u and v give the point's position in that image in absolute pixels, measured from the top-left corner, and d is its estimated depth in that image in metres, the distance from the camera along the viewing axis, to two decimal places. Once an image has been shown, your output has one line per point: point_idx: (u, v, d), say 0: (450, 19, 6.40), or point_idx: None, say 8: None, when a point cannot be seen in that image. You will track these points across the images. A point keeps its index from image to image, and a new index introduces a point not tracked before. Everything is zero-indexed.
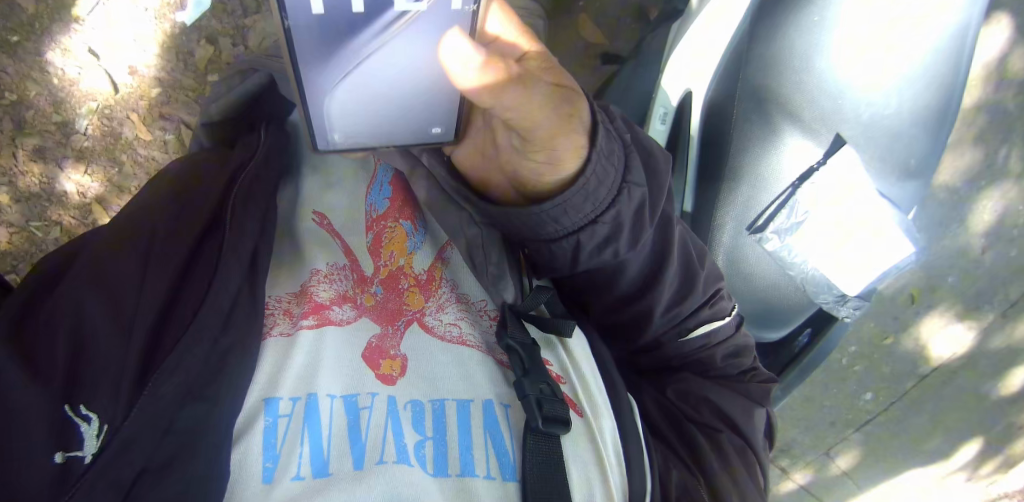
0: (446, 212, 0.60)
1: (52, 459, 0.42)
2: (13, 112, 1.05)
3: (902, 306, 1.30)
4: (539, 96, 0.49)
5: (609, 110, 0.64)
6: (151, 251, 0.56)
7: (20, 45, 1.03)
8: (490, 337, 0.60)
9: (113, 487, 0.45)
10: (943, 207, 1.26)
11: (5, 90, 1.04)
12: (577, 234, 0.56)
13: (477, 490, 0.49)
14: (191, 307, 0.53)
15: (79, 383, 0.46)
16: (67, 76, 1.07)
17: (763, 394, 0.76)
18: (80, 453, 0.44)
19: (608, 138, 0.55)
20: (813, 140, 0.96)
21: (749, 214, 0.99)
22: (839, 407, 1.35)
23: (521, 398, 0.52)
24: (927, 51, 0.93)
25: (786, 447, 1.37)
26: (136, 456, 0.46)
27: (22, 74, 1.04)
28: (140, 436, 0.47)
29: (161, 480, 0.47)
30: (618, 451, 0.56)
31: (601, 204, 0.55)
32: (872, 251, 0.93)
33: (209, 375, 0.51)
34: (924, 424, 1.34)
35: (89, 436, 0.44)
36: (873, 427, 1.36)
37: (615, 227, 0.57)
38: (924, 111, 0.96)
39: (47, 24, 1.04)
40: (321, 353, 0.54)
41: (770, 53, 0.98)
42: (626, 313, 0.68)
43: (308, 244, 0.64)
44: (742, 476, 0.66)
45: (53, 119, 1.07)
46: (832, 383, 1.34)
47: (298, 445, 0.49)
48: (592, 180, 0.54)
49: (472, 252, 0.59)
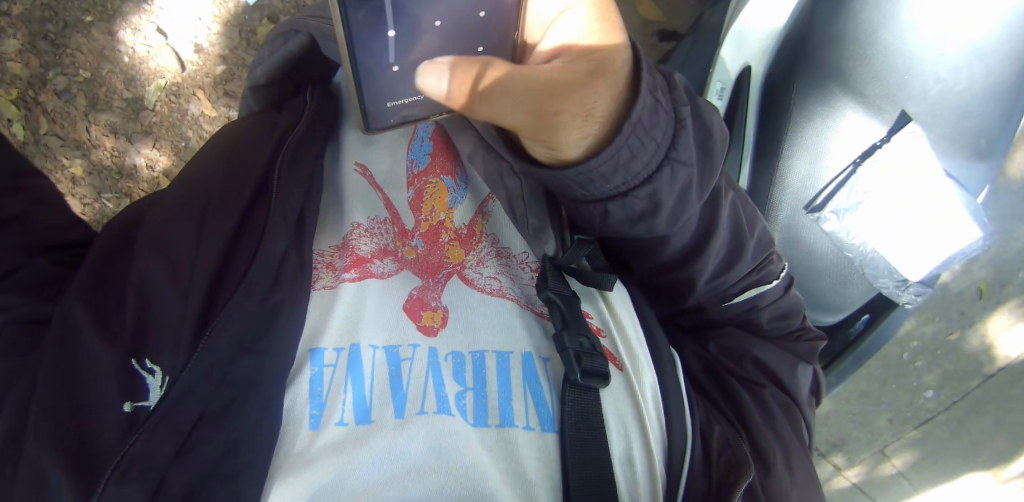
0: (485, 161, 0.60)
1: (121, 408, 0.50)
2: (87, 89, 1.10)
3: (969, 301, 1.23)
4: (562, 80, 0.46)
5: (671, 78, 0.56)
6: (209, 211, 0.59)
7: (93, 24, 1.09)
8: (530, 290, 0.60)
9: (173, 431, 0.48)
10: (1016, 197, 1.19)
11: (78, 67, 1.09)
12: (606, 202, 0.53)
13: (518, 439, 0.51)
14: (244, 265, 0.54)
15: (146, 343, 0.54)
16: (137, 54, 1.12)
17: (812, 351, 0.73)
18: (145, 402, 0.51)
19: (653, 112, 0.50)
20: (876, 116, 0.90)
21: (805, 195, 0.95)
22: (898, 404, 1.26)
23: (560, 351, 0.53)
24: (1003, 20, 0.84)
25: (840, 442, 1.28)
26: (193, 404, 0.49)
27: (95, 52, 1.10)
28: (197, 388, 0.49)
29: (218, 426, 0.50)
30: (659, 409, 0.56)
31: (635, 178, 0.51)
32: (936, 237, 0.89)
33: (259, 330, 0.53)
34: (990, 428, 1.25)
35: (154, 387, 0.52)
36: (933, 427, 1.26)
37: (651, 203, 0.53)
38: (1004, 87, 0.86)
39: (120, 5, 1.10)
40: (364, 302, 0.56)
41: (835, 21, 0.91)
42: (670, 277, 0.65)
43: (351, 197, 0.64)
44: (787, 434, 0.65)
45: (123, 95, 1.12)
46: (891, 379, 1.26)
47: (343, 392, 0.51)
48: (622, 155, 0.49)
49: (512, 204, 0.59)
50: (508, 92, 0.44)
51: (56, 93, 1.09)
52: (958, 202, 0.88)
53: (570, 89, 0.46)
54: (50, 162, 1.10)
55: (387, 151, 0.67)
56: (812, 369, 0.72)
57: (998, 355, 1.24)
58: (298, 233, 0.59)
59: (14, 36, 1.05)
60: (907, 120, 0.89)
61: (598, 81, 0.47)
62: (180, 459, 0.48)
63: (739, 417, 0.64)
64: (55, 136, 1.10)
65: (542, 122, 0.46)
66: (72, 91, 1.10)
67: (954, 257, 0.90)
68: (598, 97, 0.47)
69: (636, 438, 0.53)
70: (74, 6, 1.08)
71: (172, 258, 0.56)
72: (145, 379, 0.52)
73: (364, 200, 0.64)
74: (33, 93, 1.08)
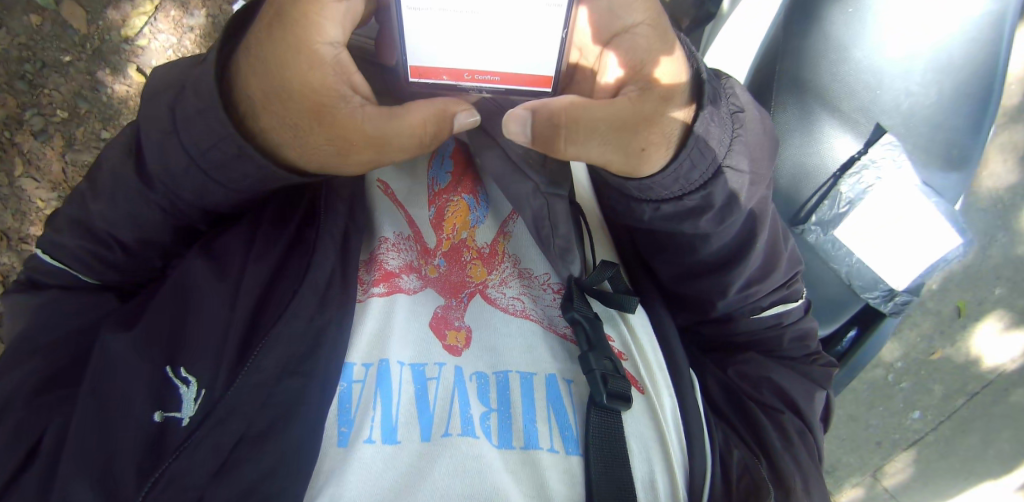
0: (511, 181, 0.59)
1: (151, 418, 0.49)
2: (65, 128, 1.04)
3: (949, 320, 1.26)
4: (597, 147, 0.51)
5: (722, 79, 0.61)
6: (257, 233, 0.57)
7: (71, 64, 1.03)
8: (553, 311, 0.60)
9: (214, 451, 0.48)
10: (987, 215, 1.23)
11: (54, 107, 1.03)
12: (659, 203, 0.56)
13: (544, 462, 0.51)
14: (290, 289, 0.53)
15: (181, 348, 0.52)
16: (117, 94, 1.06)
17: (825, 376, 0.74)
18: (178, 414, 0.49)
19: (714, 126, 0.54)
20: (852, 131, 0.91)
21: (793, 208, 0.96)
22: (887, 426, 1.28)
23: (586, 372, 0.53)
24: (955, 35, 0.85)
25: (831, 467, 1.29)
26: (233, 425, 0.49)
27: (72, 91, 1.04)
28: (236, 410, 0.49)
29: (257, 449, 0.49)
30: (679, 427, 0.57)
31: (691, 185, 0.54)
32: (910, 241, 0.92)
33: (305, 351, 0.52)
34: (975, 447, 1.26)
35: (187, 399, 0.50)
36: (921, 448, 1.27)
37: (704, 207, 0.56)
38: (967, 95, 0.87)
39: (99, 45, 1.04)
40: (392, 317, 0.55)
41: (806, 43, 0.91)
42: (702, 281, 0.65)
43: (375, 214, 0.62)
44: (805, 460, 0.66)
45: (100, 135, 1.06)
46: (876, 402, 1.27)
47: (372, 409, 0.51)
48: (683, 167, 0.53)
49: (538, 225, 0.59)
50: (600, 137, 0.51)
51: (32, 134, 1.03)
52: (933, 207, 0.91)
53: (651, 124, 0.51)
54: (24, 205, 1.04)
55: (408, 170, 0.65)
56: (824, 393, 0.74)
57: (983, 368, 1.26)
58: (345, 258, 0.57)
59: None
60: (882, 133, 0.90)
61: (674, 107, 0.52)
62: (218, 480, 0.48)
63: (757, 442, 0.65)
64: (30, 177, 1.04)
65: (629, 163, 0.52)
66: (48, 132, 1.03)
67: (937, 263, 0.93)
68: (675, 126, 0.52)
69: (659, 463, 0.54)
70: (53, 45, 1.02)
71: (215, 272, 0.55)
72: (179, 389, 0.50)
73: (386, 215, 0.61)
74: (8, 133, 1.02)
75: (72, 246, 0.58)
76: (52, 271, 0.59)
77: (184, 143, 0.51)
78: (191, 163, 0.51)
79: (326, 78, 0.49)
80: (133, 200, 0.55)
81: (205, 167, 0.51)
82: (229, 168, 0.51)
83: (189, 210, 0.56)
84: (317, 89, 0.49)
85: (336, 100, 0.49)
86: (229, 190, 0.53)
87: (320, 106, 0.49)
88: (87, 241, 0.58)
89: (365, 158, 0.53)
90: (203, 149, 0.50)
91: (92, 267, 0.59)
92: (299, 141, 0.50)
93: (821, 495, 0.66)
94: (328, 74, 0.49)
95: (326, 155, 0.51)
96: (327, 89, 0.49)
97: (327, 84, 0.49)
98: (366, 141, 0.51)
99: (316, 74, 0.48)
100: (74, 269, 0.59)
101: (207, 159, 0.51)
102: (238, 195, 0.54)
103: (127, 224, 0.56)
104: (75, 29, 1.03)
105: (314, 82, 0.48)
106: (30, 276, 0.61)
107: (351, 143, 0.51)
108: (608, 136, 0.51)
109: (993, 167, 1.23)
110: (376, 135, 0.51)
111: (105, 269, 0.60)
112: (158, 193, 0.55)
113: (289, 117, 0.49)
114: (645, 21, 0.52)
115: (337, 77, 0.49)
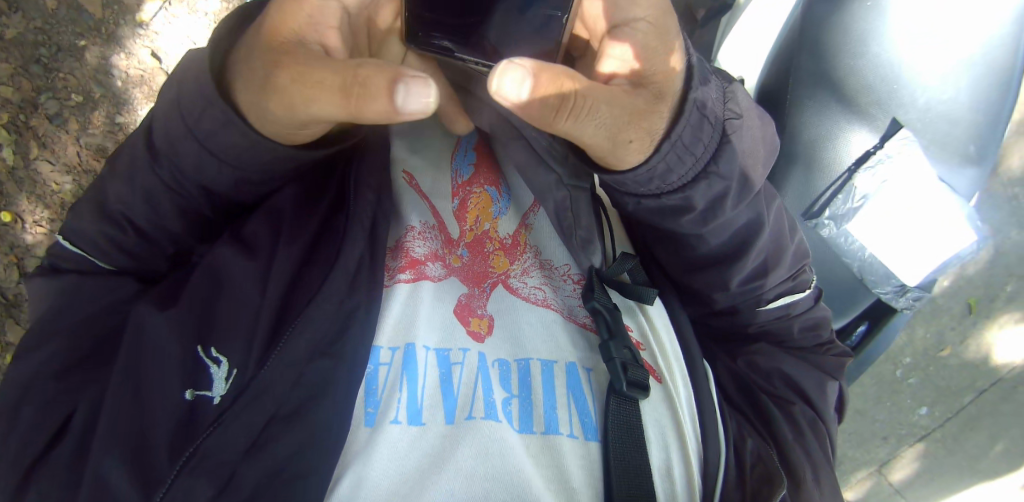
0: (535, 172, 0.59)
1: (184, 395, 0.51)
2: (78, 113, 1.05)
3: (959, 317, 1.26)
4: (597, 124, 0.47)
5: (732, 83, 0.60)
6: (286, 219, 0.58)
7: (84, 48, 1.04)
8: (572, 301, 0.61)
9: (246, 429, 0.49)
10: (1000, 211, 1.23)
11: (69, 91, 1.04)
12: (641, 197, 0.56)
13: (563, 447, 0.52)
14: (320, 274, 0.55)
15: (213, 329, 0.54)
16: (130, 79, 1.07)
17: (838, 367, 0.76)
18: (210, 392, 0.52)
19: (695, 130, 0.53)
20: (868, 126, 0.90)
21: (805, 200, 0.94)
22: (893, 422, 1.28)
23: (606, 360, 0.54)
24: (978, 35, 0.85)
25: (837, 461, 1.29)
26: (267, 404, 0.50)
27: (88, 75, 1.05)
28: (270, 388, 0.50)
29: (287, 427, 0.51)
30: (694, 414, 0.58)
31: (669, 186, 0.55)
32: (922, 235, 0.91)
33: (335, 333, 0.54)
34: (984, 444, 1.26)
35: (218, 379, 0.52)
36: (927, 444, 1.28)
37: (686, 207, 0.57)
38: (989, 90, 0.86)
39: (114, 28, 1.05)
40: (418, 304, 0.56)
41: (824, 34, 0.91)
42: (700, 276, 0.66)
43: (397, 202, 0.62)
44: (816, 452, 0.67)
45: (115, 120, 1.08)
46: (883, 397, 1.28)
47: (399, 391, 0.52)
48: (658, 169, 0.53)
49: (560, 217, 0.60)
50: (599, 119, 0.46)
51: (48, 118, 1.04)
52: (952, 203, 0.89)
53: (644, 115, 0.49)
54: (40, 189, 1.05)
55: (431, 160, 0.66)
56: (837, 384, 0.75)
57: (993, 364, 1.26)
58: (372, 244, 0.58)
59: (5, 60, 1.00)
60: (899, 127, 0.90)
61: (663, 106, 0.51)
62: (251, 455, 0.50)
63: (770, 433, 0.66)
64: (46, 160, 1.05)
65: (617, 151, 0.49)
66: (63, 116, 1.05)
67: (950, 261, 0.91)
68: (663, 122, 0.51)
69: (675, 450, 0.55)
70: (68, 29, 1.03)
71: (246, 254, 0.56)
72: (211, 370, 0.52)
73: (412, 205, 0.61)
74: (23, 117, 1.03)
75: (90, 231, 0.59)
76: (72, 258, 0.60)
77: (184, 119, 0.53)
78: (188, 133, 0.53)
79: (298, 18, 0.51)
80: (149, 180, 0.57)
81: (199, 137, 0.53)
82: (218, 135, 0.52)
83: (191, 187, 0.57)
84: (284, 24, 0.50)
85: (291, 36, 0.50)
86: (227, 164, 0.54)
87: (277, 35, 0.50)
88: (103, 226, 0.58)
89: (288, 97, 0.47)
90: (198, 117, 0.52)
91: (112, 255, 0.60)
92: (245, 70, 0.50)
93: (832, 485, 0.67)
94: (304, 13, 0.51)
95: (256, 90, 0.49)
96: (291, 28, 0.50)
97: (296, 23, 0.51)
98: (291, 68, 0.47)
99: (292, 12, 0.51)
100: (92, 256, 0.59)
101: (200, 127, 0.52)
102: (236, 170, 0.55)
103: (144, 206, 0.58)
104: (89, 13, 1.04)
105: (286, 20, 0.50)
106: (52, 262, 0.62)
107: (277, 81, 0.47)
108: (606, 119, 0.46)
109: (1006, 165, 1.23)
110: (303, 65, 0.46)
111: (120, 256, 0.60)
112: (164, 170, 0.56)
113: (252, 47, 0.51)
114: (647, 18, 0.53)
115: (310, 25, 0.51)
